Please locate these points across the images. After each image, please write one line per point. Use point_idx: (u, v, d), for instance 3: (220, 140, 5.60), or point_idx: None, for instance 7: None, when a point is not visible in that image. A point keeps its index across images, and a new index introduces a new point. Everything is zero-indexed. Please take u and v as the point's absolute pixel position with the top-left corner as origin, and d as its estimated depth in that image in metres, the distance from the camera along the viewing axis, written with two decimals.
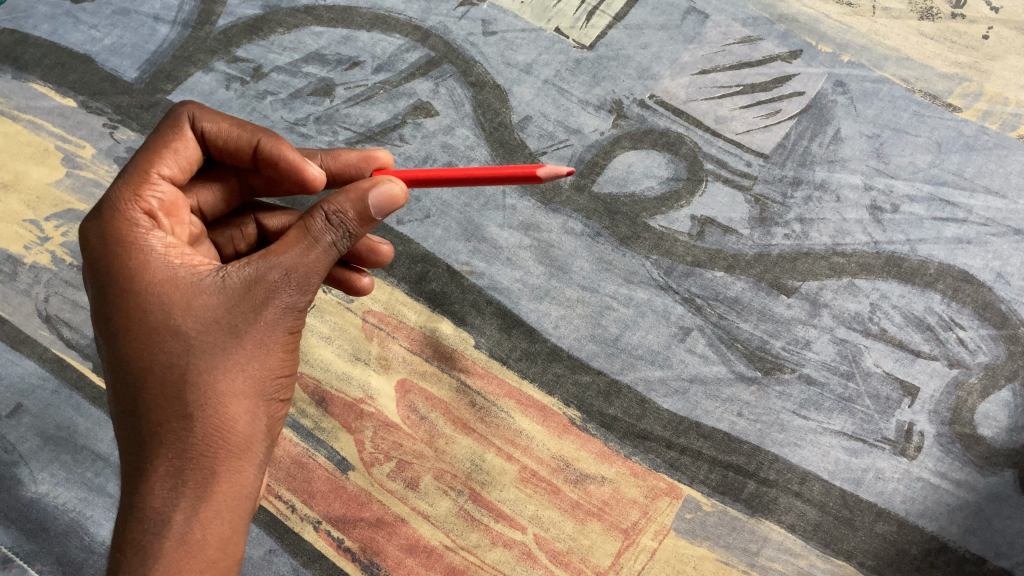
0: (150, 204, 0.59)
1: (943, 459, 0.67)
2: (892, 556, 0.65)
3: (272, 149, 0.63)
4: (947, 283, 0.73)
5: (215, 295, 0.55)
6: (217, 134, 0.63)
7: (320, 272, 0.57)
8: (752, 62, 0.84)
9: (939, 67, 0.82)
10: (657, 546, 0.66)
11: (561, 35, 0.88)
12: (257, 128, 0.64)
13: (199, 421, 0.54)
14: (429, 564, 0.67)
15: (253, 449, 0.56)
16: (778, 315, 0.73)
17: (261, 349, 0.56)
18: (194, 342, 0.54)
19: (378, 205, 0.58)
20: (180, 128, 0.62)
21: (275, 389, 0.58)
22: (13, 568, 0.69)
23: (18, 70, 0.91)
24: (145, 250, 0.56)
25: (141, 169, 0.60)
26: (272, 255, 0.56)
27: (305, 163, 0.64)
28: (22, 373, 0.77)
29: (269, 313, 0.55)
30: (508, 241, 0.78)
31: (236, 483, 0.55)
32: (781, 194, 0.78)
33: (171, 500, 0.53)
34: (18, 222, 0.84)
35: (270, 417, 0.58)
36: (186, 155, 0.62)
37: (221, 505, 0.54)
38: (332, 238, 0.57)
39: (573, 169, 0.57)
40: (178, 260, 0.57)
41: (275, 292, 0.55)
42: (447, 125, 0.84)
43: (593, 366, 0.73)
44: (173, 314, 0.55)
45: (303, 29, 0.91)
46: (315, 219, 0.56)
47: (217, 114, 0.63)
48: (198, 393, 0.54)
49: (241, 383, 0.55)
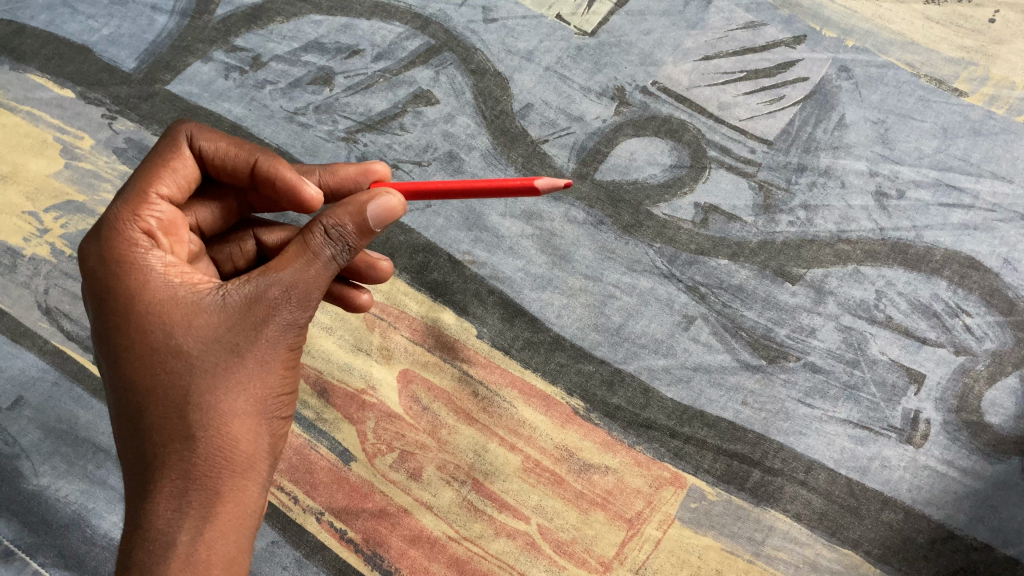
0: (149, 222, 0.58)
1: (949, 446, 0.67)
2: (898, 545, 0.64)
3: (269, 168, 0.63)
4: (954, 270, 0.73)
5: (215, 314, 0.54)
6: (215, 154, 0.63)
7: (321, 287, 0.56)
8: (755, 48, 0.83)
9: (945, 52, 0.81)
10: (662, 536, 0.66)
11: (562, 22, 0.87)
12: (255, 146, 0.64)
13: (202, 441, 0.53)
14: (432, 555, 0.67)
15: (256, 467, 0.56)
16: (782, 302, 0.73)
17: (263, 367, 0.55)
18: (194, 361, 0.54)
19: (377, 217, 0.57)
20: (179, 147, 0.62)
21: (278, 406, 0.57)
22: (15, 561, 0.68)
23: (16, 62, 0.90)
24: (144, 270, 0.56)
25: (139, 188, 0.60)
26: (271, 271, 0.55)
27: (303, 183, 0.64)
28: (23, 365, 0.77)
29: (269, 331, 0.55)
30: (510, 230, 0.77)
31: (240, 503, 0.55)
32: (785, 180, 0.77)
33: (176, 522, 0.53)
34: (17, 214, 0.83)
35: (273, 434, 0.57)
36: (185, 174, 0.62)
37: (226, 525, 0.54)
38: (332, 253, 0.56)
39: (570, 181, 0.56)
40: (177, 278, 0.56)
41: (276, 310, 0.55)
42: (447, 113, 0.83)
43: (596, 354, 0.72)
44: (173, 334, 0.54)
45: (302, 17, 0.90)
46: (314, 234, 0.56)
47: (216, 133, 0.63)
48: (200, 413, 0.53)
49: (243, 402, 0.54)
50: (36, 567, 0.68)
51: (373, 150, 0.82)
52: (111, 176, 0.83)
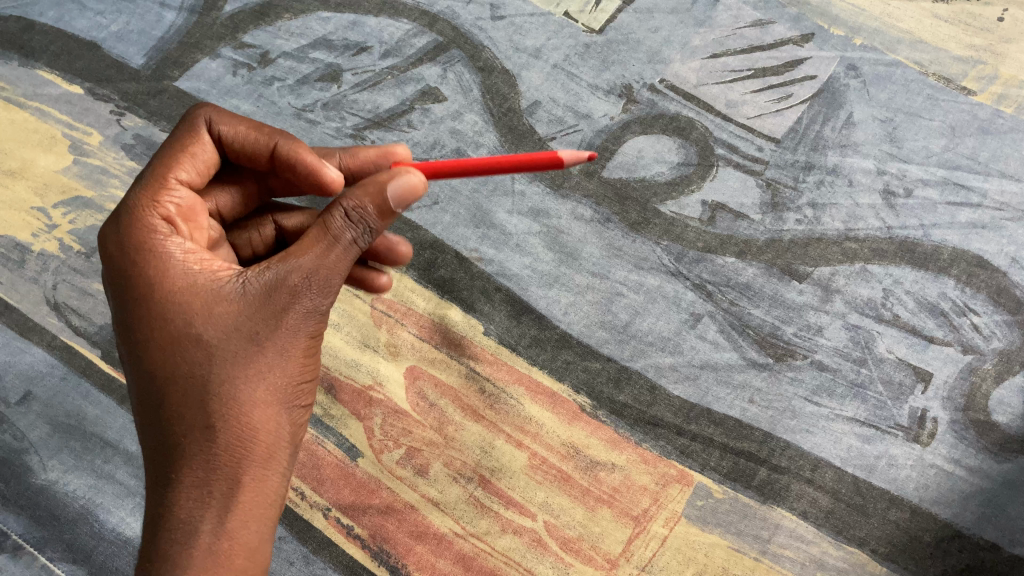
0: (168, 209, 0.58)
1: (956, 445, 0.67)
2: (904, 543, 0.64)
3: (289, 151, 0.62)
4: (961, 268, 0.73)
5: (235, 301, 0.54)
6: (233, 139, 0.63)
7: (342, 271, 0.56)
8: (763, 46, 0.83)
9: (953, 50, 0.81)
10: (668, 534, 0.66)
11: (570, 20, 0.87)
12: (274, 130, 0.64)
13: (222, 430, 0.53)
14: (439, 551, 0.67)
15: (276, 457, 0.56)
16: (789, 301, 0.73)
17: (283, 356, 0.55)
18: (214, 350, 0.54)
19: (397, 198, 0.57)
20: (197, 132, 0.62)
21: (297, 394, 0.57)
22: (22, 555, 0.69)
23: (25, 57, 0.91)
24: (163, 257, 0.56)
25: (159, 174, 0.60)
26: (292, 257, 0.55)
27: (323, 165, 0.64)
28: (31, 361, 0.77)
29: (290, 317, 0.55)
30: (517, 227, 0.78)
31: (262, 492, 0.55)
32: (793, 179, 0.77)
33: (198, 512, 0.53)
34: (26, 209, 0.83)
35: (292, 423, 0.57)
36: (203, 160, 0.62)
37: (247, 514, 0.54)
38: (352, 236, 0.56)
39: (594, 153, 0.56)
40: (196, 265, 0.56)
41: (296, 297, 0.55)
42: (455, 110, 0.83)
43: (603, 352, 0.72)
44: (193, 321, 0.54)
45: (310, 14, 0.90)
46: (334, 218, 0.56)
47: (234, 117, 0.63)
48: (220, 403, 0.54)
49: (262, 391, 0.55)
50: (44, 561, 0.68)
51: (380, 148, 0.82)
52: (119, 171, 0.83)
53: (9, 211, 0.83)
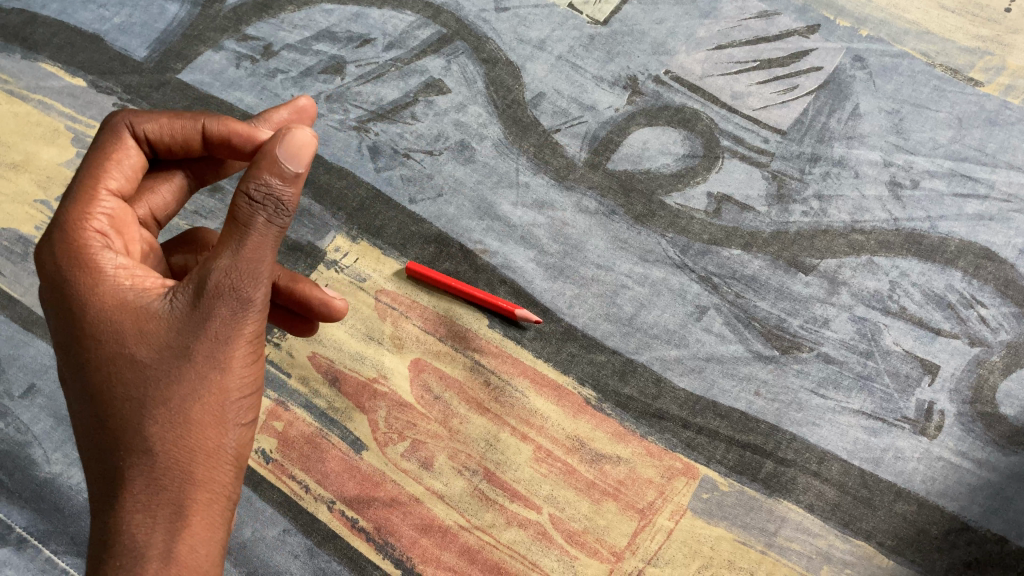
0: (100, 221, 0.57)
1: (964, 438, 0.66)
2: (912, 536, 0.64)
3: (219, 129, 0.61)
4: (969, 260, 0.72)
5: (165, 315, 0.53)
6: (159, 134, 0.61)
7: (265, 261, 0.54)
8: (768, 37, 0.83)
9: (960, 41, 0.81)
10: (674, 526, 0.66)
11: (574, 11, 0.87)
12: (194, 112, 0.62)
13: (162, 450, 0.52)
14: (444, 544, 0.66)
15: (221, 472, 0.54)
16: (795, 293, 0.72)
17: (216, 366, 0.53)
18: (148, 369, 0.52)
19: (291, 159, 0.54)
20: (119, 136, 0.60)
21: (240, 406, 0.55)
22: (27, 548, 0.68)
23: (27, 50, 0.91)
24: (95, 274, 0.54)
25: (87, 186, 0.58)
26: (211, 259, 0.53)
27: (257, 129, 0.62)
28: (35, 353, 0.77)
29: (216, 323, 0.52)
30: (522, 219, 0.77)
31: (209, 510, 0.53)
32: (799, 170, 0.77)
33: (142, 539, 0.51)
34: (29, 202, 0.83)
35: (238, 436, 0.55)
36: (131, 164, 0.60)
37: (195, 535, 0.52)
38: (265, 216, 0.53)
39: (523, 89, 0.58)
40: (128, 281, 0.55)
41: (219, 300, 0.52)
42: (459, 102, 0.83)
43: (609, 345, 0.72)
44: (126, 341, 0.53)
45: (313, 6, 0.90)
46: (240, 204, 0.53)
47: (152, 111, 0.61)
48: (157, 421, 0.52)
49: (199, 406, 0.53)
50: (49, 554, 0.68)
51: (383, 140, 0.82)
52: None
53: (11, 204, 0.83)
